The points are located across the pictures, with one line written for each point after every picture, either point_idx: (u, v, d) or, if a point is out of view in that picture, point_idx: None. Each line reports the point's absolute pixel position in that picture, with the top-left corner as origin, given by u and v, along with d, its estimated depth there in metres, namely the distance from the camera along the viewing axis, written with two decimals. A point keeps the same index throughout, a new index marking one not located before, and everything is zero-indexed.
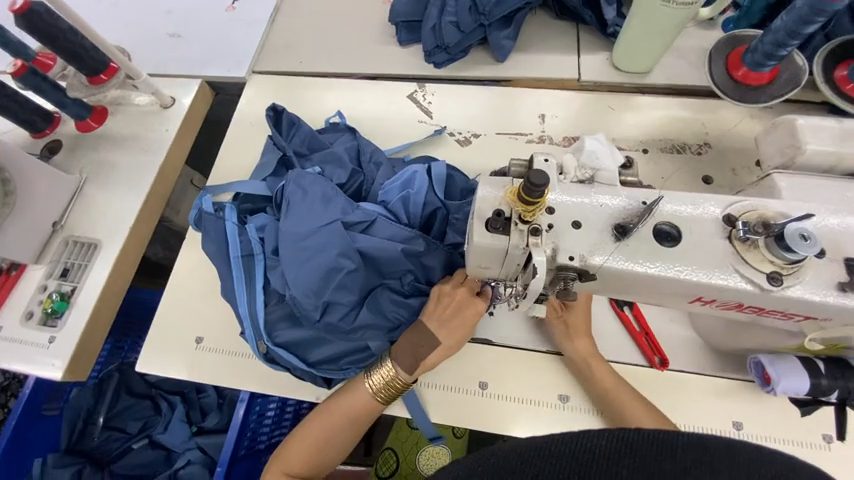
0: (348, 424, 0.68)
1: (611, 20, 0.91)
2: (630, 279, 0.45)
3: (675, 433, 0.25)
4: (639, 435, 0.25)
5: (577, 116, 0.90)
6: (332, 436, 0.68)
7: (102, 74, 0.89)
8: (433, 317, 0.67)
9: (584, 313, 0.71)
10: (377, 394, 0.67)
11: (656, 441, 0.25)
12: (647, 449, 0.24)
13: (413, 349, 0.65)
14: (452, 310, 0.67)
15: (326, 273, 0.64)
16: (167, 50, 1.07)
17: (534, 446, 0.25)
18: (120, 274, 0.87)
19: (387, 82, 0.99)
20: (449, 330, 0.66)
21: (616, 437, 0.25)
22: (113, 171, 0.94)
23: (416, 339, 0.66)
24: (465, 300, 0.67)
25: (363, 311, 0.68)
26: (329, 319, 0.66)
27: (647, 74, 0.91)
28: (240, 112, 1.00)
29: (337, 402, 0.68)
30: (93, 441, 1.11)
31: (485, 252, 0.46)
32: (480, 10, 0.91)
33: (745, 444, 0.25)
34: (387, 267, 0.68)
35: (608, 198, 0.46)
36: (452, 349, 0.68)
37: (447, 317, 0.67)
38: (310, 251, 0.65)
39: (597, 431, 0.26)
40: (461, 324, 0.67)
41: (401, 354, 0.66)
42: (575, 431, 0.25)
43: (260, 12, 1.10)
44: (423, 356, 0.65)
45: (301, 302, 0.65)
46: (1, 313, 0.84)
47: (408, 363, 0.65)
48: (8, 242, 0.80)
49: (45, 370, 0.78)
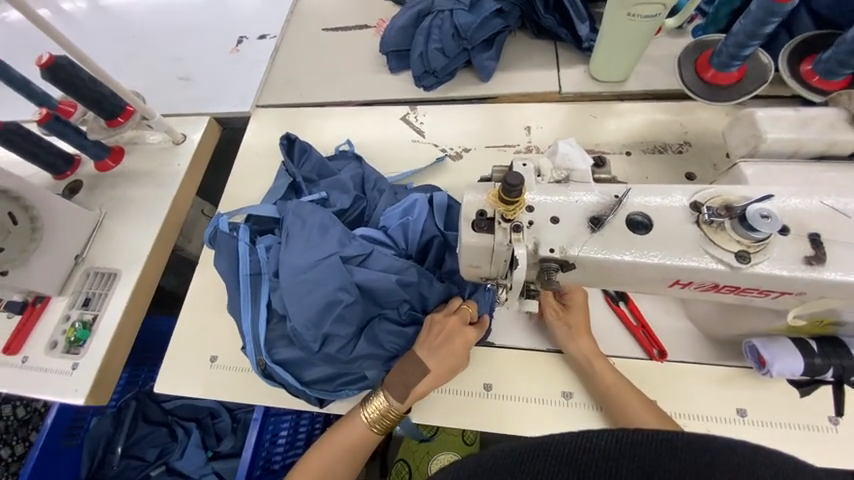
0: (347, 457, 0.69)
1: (585, 36, 0.97)
2: (609, 267, 0.48)
3: (673, 434, 0.27)
4: (639, 435, 0.27)
5: (559, 125, 0.95)
6: (332, 467, 0.69)
7: (120, 118, 0.99)
8: (424, 345, 0.69)
9: (584, 311, 0.73)
10: (372, 424, 0.70)
11: (654, 441, 0.27)
12: (645, 449, 0.26)
13: (405, 377, 0.68)
14: (444, 337, 0.69)
15: (322, 307, 0.66)
16: (178, 92, 1.16)
17: (539, 446, 0.28)
18: (137, 301, 0.91)
19: (381, 107, 1.06)
20: (439, 358, 0.69)
21: (616, 437, 0.27)
22: (131, 205, 1.01)
23: (407, 368, 0.68)
24: (456, 329, 0.70)
25: (361, 338, 0.70)
26: (327, 350, 0.68)
27: (625, 82, 0.97)
28: (246, 143, 1.07)
29: (334, 437, 0.70)
30: (112, 469, 1.13)
31: (473, 251, 0.50)
32: (462, 36, 0.97)
33: (740, 448, 0.27)
34: (383, 298, 0.70)
35: (584, 194, 0.50)
36: (445, 378, 0.70)
37: (438, 344, 0.69)
38: (307, 284, 0.67)
39: (597, 432, 0.28)
40: (452, 354, 0.69)
41: (393, 384, 0.68)
42: (576, 431, 0.28)
43: (261, 52, 1.19)
44: (412, 385, 0.68)
45: (301, 334, 0.67)
46: (26, 344, 0.89)
47: (399, 392, 0.68)
48: (34, 275, 0.86)
49: (68, 396, 0.82)
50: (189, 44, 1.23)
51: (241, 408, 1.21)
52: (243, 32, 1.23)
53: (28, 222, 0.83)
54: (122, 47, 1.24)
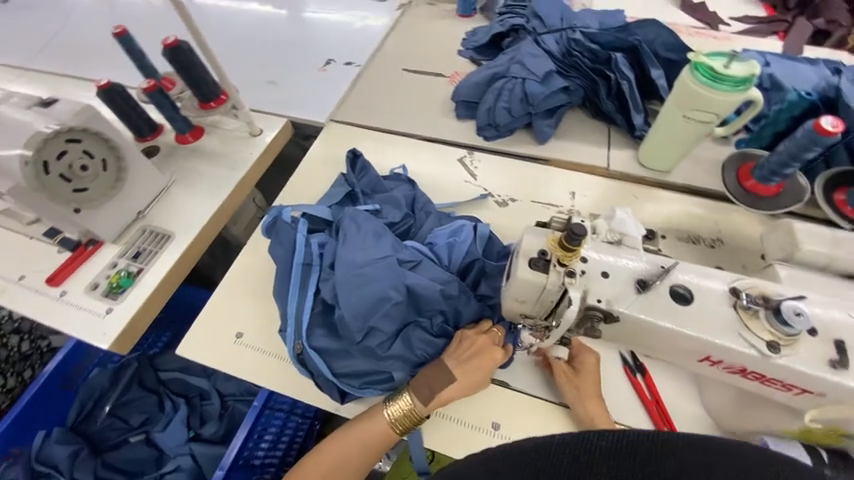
0: (360, 453, 0.71)
1: (639, 125, 1.07)
2: (649, 329, 0.53)
3: (675, 434, 0.27)
4: (640, 436, 0.27)
5: (602, 197, 1.03)
6: (350, 458, 0.71)
7: (212, 102, 1.10)
8: (453, 355, 0.73)
9: (593, 377, 0.75)
10: (392, 424, 0.71)
11: (656, 444, 0.26)
12: (645, 451, 0.26)
13: (431, 380, 0.70)
14: (473, 351, 0.73)
15: (373, 302, 0.71)
16: (264, 93, 1.29)
17: (540, 448, 0.28)
18: (181, 266, 0.97)
19: (442, 146, 1.16)
20: (466, 369, 0.71)
21: (617, 438, 0.27)
22: (198, 178, 1.09)
23: (436, 372, 0.71)
24: (485, 346, 0.74)
25: (399, 339, 0.74)
26: (367, 343, 0.72)
27: (669, 173, 1.05)
28: (314, 149, 1.17)
29: (355, 429, 0.72)
30: (96, 425, 1.13)
31: (525, 285, 0.55)
32: (530, 102, 1.08)
33: (752, 451, 0.25)
34: (425, 305, 0.75)
35: (634, 258, 0.55)
36: (469, 391, 0.72)
37: (467, 357, 0.72)
38: (362, 278, 0.72)
39: (597, 433, 0.28)
40: (480, 369, 0.72)
41: (419, 386, 0.71)
42: (577, 432, 0.28)
43: (344, 76, 1.33)
44: (438, 389, 0.70)
45: (347, 323, 0.71)
46: (68, 280, 0.93)
47: (424, 394, 0.70)
48: (99, 218, 0.92)
49: (95, 337, 0.86)
50: (283, 55, 1.38)
51: (233, 396, 1.20)
52: (332, 56, 1.38)
53: (116, 172, 0.92)
54: (226, 46, 1.41)
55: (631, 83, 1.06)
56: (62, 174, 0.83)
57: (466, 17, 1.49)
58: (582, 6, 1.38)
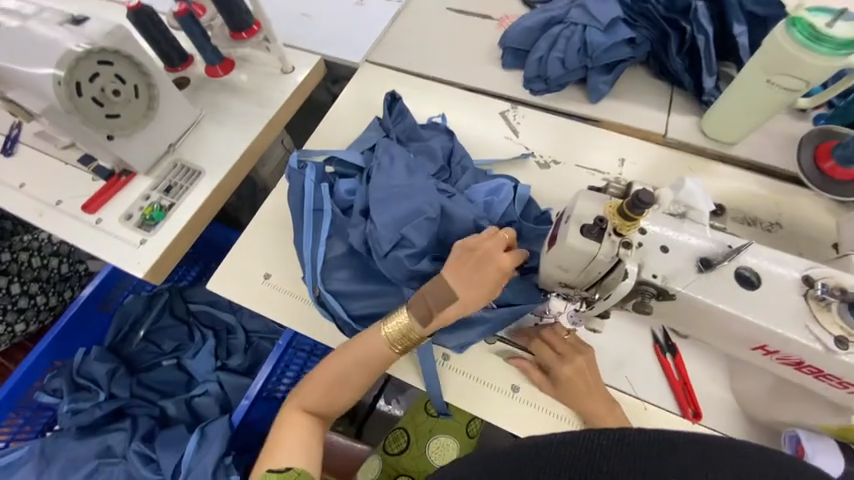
0: (361, 367, 0.70)
1: (709, 89, 0.96)
2: (704, 311, 0.50)
3: (681, 434, 0.23)
4: (643, 434, 0.23)
5: (654, 167, 0.95)
6: (348, 373, 0.72)
7: (243, 33, 1.04)
8: (452, 271, 0.67)
9: (574, 379, 0.71)
10: (392, 340, 0.70)
11: (662, 444, 0.23)
12: (650, 450, 0.22)
13: (428, 299, 0.66)
14: (474, 264, 0.66)
15: (407, 214, 0.74)
16: (296, 26, 1.20)
17: (533, 445, 0.24)
18: (211, 203, 0.96)
19: (484, 97, 1.07)
20: (468, 286, 0.66)
21: (618, 436, 0.23)
22: (228, 114, 1.06)
23: (433, 291, 0.66)
24: (487, 258, 0.67)
25: (427, 258, 0.74)
26: (396, 253, 0.72)
27: (733, 145, 0.95)
28: (348, 92, 1.11)
29: (352, 347, 0.71)
30: (131, 347, 1.20)
31: (574, 253, 0.52)
32: (588, 53, 0.98)
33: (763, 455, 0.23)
34: (456, 232, 0.75)
35: (698, 234, 0.51)
36: (475, 304, 0.67)
37: (468, 269, 0.66)
38: (397, 195, 0.76)
39: (596, 432, 0.24)
40: (481, 282, 0.66)
41: (415, 306, 0.67)
42: (576, 431, 0.24)
43: (383, 12, 1.22)
44: (436, 309, 0.66)
45: (378, 234, 0.73)
46: (103, 208, 0.94)
47: (421, 314, 0.67)
48: (131, 147, 0.91)
49: (130, 266, 0.88)
50: None
51: (257, 333, 1.25)
52: None
53: (147, 101, 0.90)
54: None
55: (708, 38, 0.94)
56: (95, 98, 0.82)
57: None
58: None
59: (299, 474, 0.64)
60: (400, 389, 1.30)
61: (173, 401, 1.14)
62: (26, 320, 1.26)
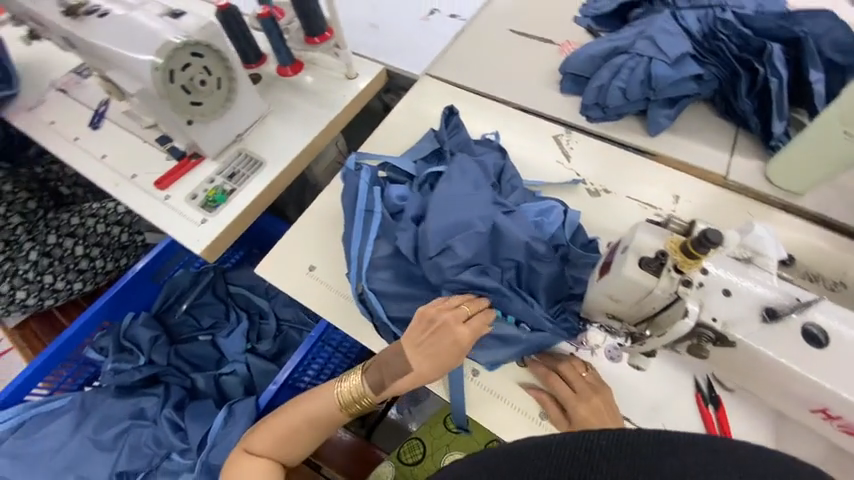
0: (312, 423, 0.72)
1: (777, 134, 0.93)
2: (764, 364, 0.49)
3: (678, 434, 0.25)
4: (641, 435, 0.25)
5: (710, 208, 0.92)
6: (299, 430, 0.72)
7: (316, 38, 1.13)
8: (410, 341, 0.69)
9: (590, 420, 0.68)
10: (343, 401, 0.72)
11: (657, 443, 0.25)
12: (646, 448, 0.25)
13: (386, 366, 0.70)
14: (432, 336, 0.68)
15: (459, 222, 0.76)
16: (364, 36, 1.27)
17: (535, 447, 0.26)
18: (268, 193, 1.02)
19: (539, 120, 1.08)
20: (425, 356, 0.68)
21: (616, 436, 0.26)
22: (293, 112, 1.12)
23: (391, 359, 0.69)
24: (445, 330, 0.69)
25: (470, 268, 0.75)
26: (439, 260, 0.75)
27: (801, 195, 0.91)
28: (406, 102, 1.15)
29: (307, 403, 0.73)
30: (173, 318, 1.28)
31: (630, 285, 0.52)
32: (652, 86, 0.97)
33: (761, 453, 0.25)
34: (503, 251, 0.76)
35: (764, 283, 0.49)
36: (430, 376, 0.69)
37: (425, 343, 0.69)
38: (454, 204, 0.78)
39: (596, 432, 0.26)
40: (438, 355, 0.68)
41: (373, 371, 0.71)
42: (575, 433, 0.26)
43: (447, 30, 1.26)
44: (392, 376, 0.69)
45: (428, 236, 0.76)
46: (172, 186, 1.02)
47: (377, 379, 0.70)
48: (205, 133, 0.98)
49: (190, 242, 0.94)
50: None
51: (288, 322, 1.30)
52: (437, 6, 1.31)
53: (227, 92, 0.97)
54: None
55: (782, 82, 0.92)
56: (183, 86, 0.89)
57: None
58: None
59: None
60: (413, 400, 1.31)
61: (204, 376, 1.20)
62: (84, 280, 1.36)
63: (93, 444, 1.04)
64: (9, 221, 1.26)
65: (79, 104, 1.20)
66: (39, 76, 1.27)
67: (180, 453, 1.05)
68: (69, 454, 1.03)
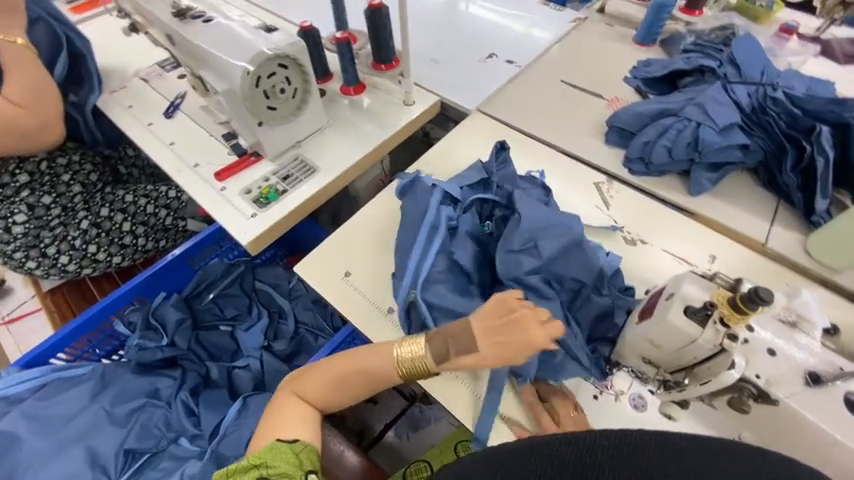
0: (365, 376, 0.74)
1: (820, 210, 0.94)
2: (804, 427, 0.54)
3: (676, 438, 0.30)
4: (635, 435, 0.30)
5: (747, 272, 0.93)
6: (350, 380, 0.75)
7: (383, 65, 1.24)
8: (482, 322, 0.69)
9: None
10: (400, 364, 0.72)
11: (659, 444, 0.30)
12: (640, 446, 0.30)
13: (453, 340, 0.69)
14: (507, 322, 0.68)
15: (549, 224, 0.80)
16: (426, 68, 1.36)
17: (544, 446, 0.31)
18: (315, 199, 1.08)
19: (581, 166, 1.13)
20: (493, 339, 0.68)
21: (616, 439, 0.30)
22: (351, 127, 1.20)
23: (460, 334, 0.69)
24: (521, 319, 0.68)
25: (540, 277, 0.79)
26: (518, 258, 0.79)
27: (840, 272, 0.91)
28: (457, 132, 1.21)
29: (364, 356, 0.74)
30: (199, 305, 1.31)
31: (674, 332, 0.56)
32: (698, 148, 1.01)
33: (748, 450, 0.29)
34: (575, 267, 0.79)
35: (806, 349, 0.56)
36: (494, 361, 0.68)
37: (498, 326, 0.68)
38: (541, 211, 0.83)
39: (599, 433, 0.31)
40: (507, 342, 0.68)
41: (438, 343, 0.70)
42: (579, 435, 0.31)
43: (503, 73, 1.35)
44: (457, 351, 0.69)
45: (513, 233, 0.80)
46: (230, 178, 1.09)
47: (440, 352, 0.70)
48: (271, 137, 1.07)
49: (238, 232, 1.00)
50: (452, 39, 1.44)
51: (306, 325, 1.32)
52: (496, 51, 1.40)
53: (297, 102, 1.06)
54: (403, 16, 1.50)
55: (828, 162, 0.95)
56: (265, 91, 0.98)
57: (642, 44, 1.39)
58: (786, 66, 1.24)
59: (305, 448, 0.69)
60: (413, 425, 1.30)
61: (218, 365, 1.22)
62: (123, 255, 1.42)
63: (107, 416, 1.05)
64: (70, 189, 1.32)
65: (159, 94, 1.31)
66: (127, 65, 1.40)
67: (189, 438, 1.07)
68: (82, 422, 1.02)
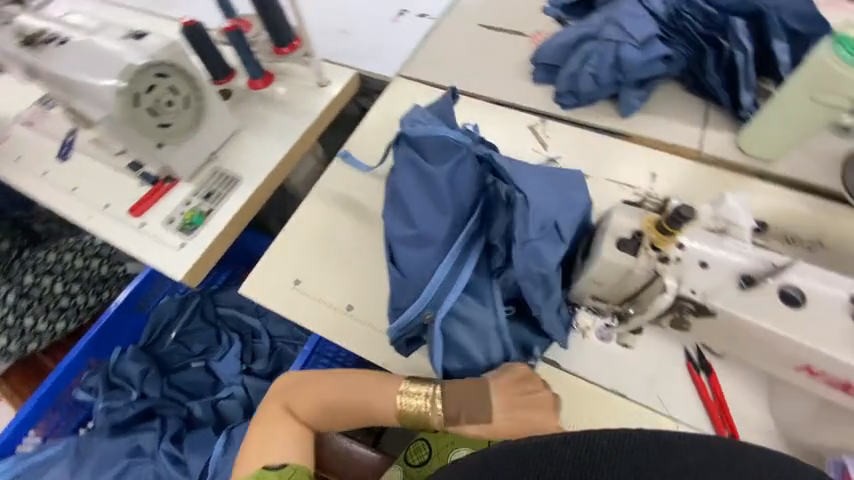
0: (362, 411, 0.72)
1: (746, 105, 0.94)
2: (748, 330, 0.54)
3: (673, 437, 0.36)
4: (640, 437, 0.36)
5: (688, 183, 0.93)
6: (344, 406, 0.72)
7: (285, 48, 1.11)
8: (504, 392, 0.69)
9: None
10: (403, 410, 0.71)
11: (658, 442, 0.36)
12: (644, 448, 0.36)
13: (470, 403, 0.69)
14: (524, 399, 0.69)
15: (553, 200, 0.71)
16: (334, 42, 1.25)
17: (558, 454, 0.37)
18: (244, 212, 1.00)
19: (513, 112, 1.08)
20: (507, 415, 0.69)
21: (619, 440, 0.36)
22: (267, 126, 1.10)
23: (480, 400, 0.69)
24: (543, 403, 0.70)
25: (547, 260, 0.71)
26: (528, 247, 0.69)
27: (773, 162, 0.92)
28: (381, 104, 1.13)
29: (368, 394, 0.72)
30: (162, 347, 1.25)
31: (610, 266, 0.58)
32: (621, 69, 0.98)
33: (722, 443, 0.36)
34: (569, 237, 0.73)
35: (739, 253, 0.54)
36: (492, 433, 0.69)
37: (517, 406, 0.69)
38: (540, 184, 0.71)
39: (601, 434, 0.37)
40: (518, 418, 0.69)
41: (453, 401, 0.70)
42: (585, 438, 0.37)
43: (417, 29, 1.26)
44: (468, 414, 0.69)
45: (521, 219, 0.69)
46: (148, 211, 1.00)
47: (451, 410, 0.69)
48: (178, 157, 0.97)
49: (169, 268, 0.93)
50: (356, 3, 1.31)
51: (281, 338, 1.28)
52: (405, 6, 1.29)
53: (193, 112, 0.95)
54: None
55: (747, 55, 0.94)
56: (149, 109, 0.89)
57: None
58: None
59: (294, 472, 0.65)
60: None
61: (200, 403, 1.18)
62: (67, 318, 1.33)
63: None
64: None
65: (46, 137, 1.16)
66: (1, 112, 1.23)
67: None
68: None
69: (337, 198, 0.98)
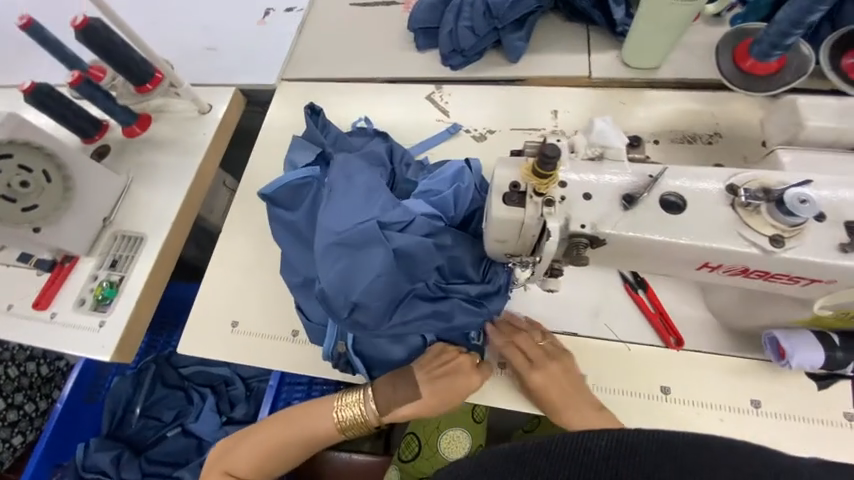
0: (302, 441, 0.77)
1: (620, 19, 0.95)
2: (643, 247, 0.56)
3: (684, 437, 0.28)
4: (639, 436, 0.28)
5: (588, 111, 0.94)
6: (285, 445, 0.77)
7: (149, 84, 0.99)
8: (423, 369, 0.75)
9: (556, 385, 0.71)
10: (339, 425, 0.77)
11: (658, 442, 0.28)
12: (646, 447, 0.28)
13: (391, 390, 0.75)
14: (444, 368, 0.74)
15: (363, 254, 0.66)
16: (203, 62, 1.15)
17: (543, 451, 0.29)
18: (160, 270, 0.94)
19: (407, 86, 1.05)
20: (433, 388, 0.73)
21: (616, 437, 0.28)
22: (158, 172, 1.02)
23: (402, 384, 0.75)
24: (460, 366, 0.74)
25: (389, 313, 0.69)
26: (357, 318, 0.68)
27: (657, 69, 0.94)
28: (272, 116, 1.07)
29: (301, 422, 0.77)
30: (131, 428, 1.19)
31: (503, 224, 0.57)
32: (494, 15, 0.96)
33: (743, 444, 0.28)
34: (418, 266, 0.69)
35: (618, 175, 0.56)
36: (428, 408, 0.74)
37: (438, 376, 0.74)
38: (346, 247, 0.67)
39: (599, 431, 0.29)
40: (444, 389, 0.73)
41: (379, 394, 0.76)
42: (577, 434, 0.29)
43: (286, 25, 1.17)
44: (396, 403, 0.74)
45: (330, 297, 0.66)
46: (54, 300, 0.92)
47: (380, 404, 0.76)
48: (66, 235, 0.89)
49: (96, 352, 0.86)
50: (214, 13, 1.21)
51: (254, 377, 1.24)
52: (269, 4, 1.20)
53: (61, 183, 0.86)
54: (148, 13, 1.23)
55: None
56: (5, 195, 0.81)
57: None
58: None
59: None
60: None
61: (188, 468, 1.13)
62: (21, 431, 1.24)
63: None
64: None
65: None
66: None
67: None
68: None
69: (252, 226, 0.93)
